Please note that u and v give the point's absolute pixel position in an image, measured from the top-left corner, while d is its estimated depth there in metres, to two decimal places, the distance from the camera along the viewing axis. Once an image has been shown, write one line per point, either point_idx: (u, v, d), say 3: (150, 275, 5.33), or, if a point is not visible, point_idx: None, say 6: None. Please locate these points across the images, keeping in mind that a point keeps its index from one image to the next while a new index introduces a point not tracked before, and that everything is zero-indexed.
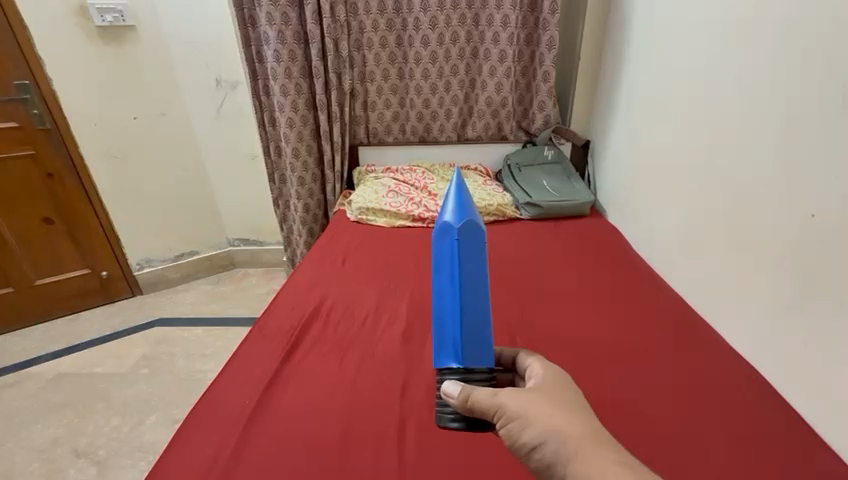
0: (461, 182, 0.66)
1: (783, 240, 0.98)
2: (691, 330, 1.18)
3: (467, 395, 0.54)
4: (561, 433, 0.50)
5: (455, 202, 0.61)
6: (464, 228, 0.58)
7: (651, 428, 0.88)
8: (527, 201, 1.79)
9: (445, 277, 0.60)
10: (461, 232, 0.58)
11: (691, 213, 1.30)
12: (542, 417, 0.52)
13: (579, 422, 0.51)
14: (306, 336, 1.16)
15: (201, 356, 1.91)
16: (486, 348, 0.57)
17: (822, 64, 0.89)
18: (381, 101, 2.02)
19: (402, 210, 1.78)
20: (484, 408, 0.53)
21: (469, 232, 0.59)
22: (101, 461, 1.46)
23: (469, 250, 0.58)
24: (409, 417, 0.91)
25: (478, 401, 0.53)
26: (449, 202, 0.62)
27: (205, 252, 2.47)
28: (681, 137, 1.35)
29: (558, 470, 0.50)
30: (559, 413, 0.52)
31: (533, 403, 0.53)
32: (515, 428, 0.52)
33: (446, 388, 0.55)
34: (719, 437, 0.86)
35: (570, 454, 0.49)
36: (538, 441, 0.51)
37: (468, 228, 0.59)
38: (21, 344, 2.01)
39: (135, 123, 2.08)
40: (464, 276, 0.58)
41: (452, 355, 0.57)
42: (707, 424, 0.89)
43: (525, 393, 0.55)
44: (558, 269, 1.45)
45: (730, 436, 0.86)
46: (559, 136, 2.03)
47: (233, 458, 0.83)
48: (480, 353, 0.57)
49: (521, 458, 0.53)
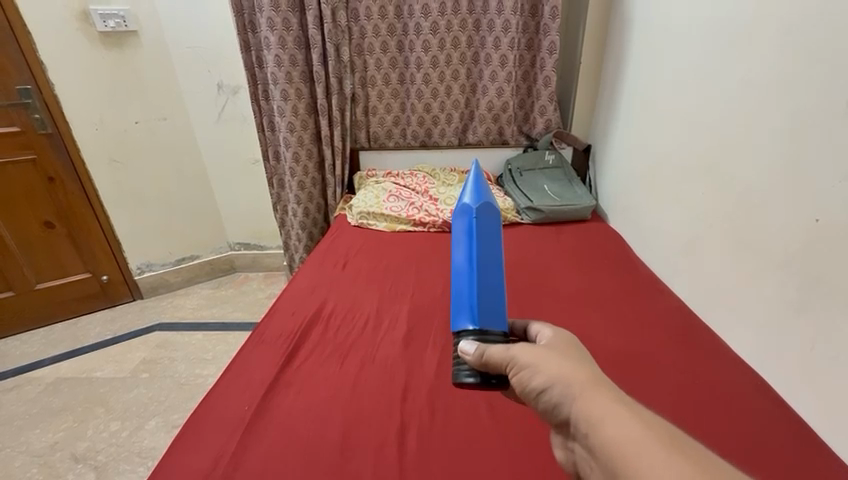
0: (476, 176, 0.75)
1: (788, 244, 0.97)
2: (691, 334, 1.17)
3: (482, 352, 0.53)
4: (566, 377, 0.49)
5: (474, 188, 0.70)
6: (480, 208, 0.66)
7: None
8: (527, 205, 1.79)
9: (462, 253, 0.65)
10: (479, 209, 0.66)
11: (694, 219, 1.29)
12: (550, 363, 0.50)
13: (586, 368, 0.50)
14: (306, 340, 1.15)
15: (201, 361, 1.91)
16: (500, 317, 0.58)
17: (827, 69, 0.88)
18: (382, 106, 2.02)
19: (403, 214, 1.78)
20: (499, 362, 0.51)
21: (486, 211, 0.66)
22: (100, 466, 1.45)
23: (485, 228, 0.65)
24: (410, 421, 0.91)
25: (493, 357, 0.52)
26: (468, 189, 0.71)
27: (205, 256, 2.47)
28: (682, 141, 1.35)
29: (563, 410, 0.48)
30: (566, 361, 0.51)
31: (542, 353, 0.51)
32: (526, 375, 0.50)
33: (463, 347, 0.55)
34: (723, 441, 0.85)
35: (574, 394, 0.47)
36: (545, 385, 0.49)
37: (485, 208, 0.66)
38: (21, 348, 2.00)
39: (136, 128, 2.08)
40: (480, 248, 0.63)
41: (468, 318, 0.58)
42: (711, 428, 0.88)
43: (538, 346, 0.53)
44: (559, 274, 1.44)
45: (734, 439, 0.85)
46: (560, 140, 2.02)
47: (233, 464, 0.82)
48: (495, 318, 0.58)
49: (530, 402, 0.52)
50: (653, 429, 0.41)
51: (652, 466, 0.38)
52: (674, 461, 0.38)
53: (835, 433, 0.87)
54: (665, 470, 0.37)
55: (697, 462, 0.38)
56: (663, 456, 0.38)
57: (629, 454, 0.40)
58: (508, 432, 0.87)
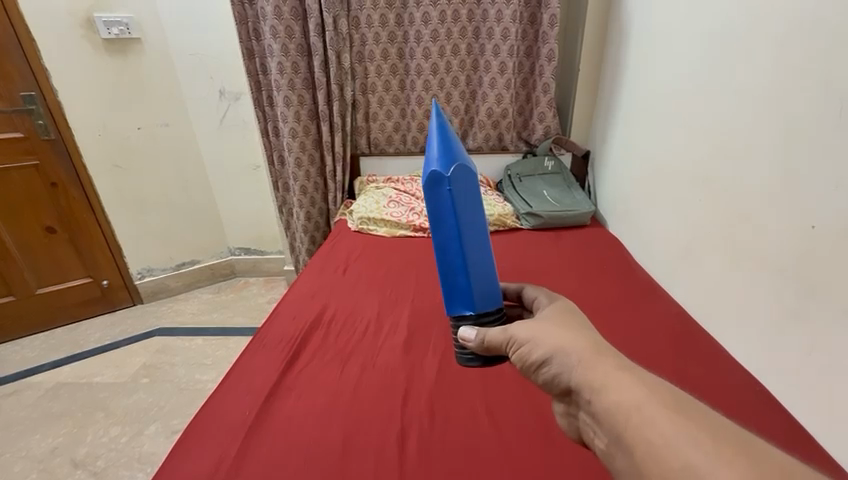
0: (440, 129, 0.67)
1: (783, 251, 0.98)
2: (690, 337, 1.18)
3: (482, 337, 0.61)
4: (565, 348, 0.52)
5: (441, 151, 0.63)
6: (455, 178, 0.61)
7: None
8: (527, 210, 1.80)
9: (447, 234, 0.63)
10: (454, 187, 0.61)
11: (692, 225, 1.30)
12: (548, 336, 0.54)
13: (585, 340, 0.53)
14: (307, 345, 1.16)
15: (200, 366, 1.91)
16: (492, 290, 0.65)
17: (820, 80, 0.90)
18: (383, 112, 2.04)
19: (403, 220, 1.79)
20: (498, 343, 0.59)
21: (460, 178, 0.61)
22: (99, 472, 1.45)
23: (463, 198, 0.62)
24: (410, 428, 0.90)
25: (492, 340, 0.60)
26: (435, 152, 0.64)
27: (206, 261, 2.48)
28: (679, 149, 1.36)
29: (564, 380, 0.51)
30: (566, 333, 0.54)
31: (540, 329, 0.56)
32: (526, 350, 0.55)
33: (463, 333, 0.63)
34: (723, 408, 0.95)
35: (574, 362, 0.50)
36: (545, 356, 0.53)
37: (459, 175, 0.61)
38: (21, 353, 2.01)
39: (138, 133, 2.10)
40: (463, 224, 0.63)
41: (464, 303, 0.64)
42: (712, 393, 0.99)
43: (535, 322, 0.58)
44: (558, 276, 1.47)
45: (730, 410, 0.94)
46: (559, 146, 2.04)
47: (232, 470, 0.82)
48: (489, 294, 0.64)
49: (532, 377, 0.55)
50: (656, 393, 0.44)
51: (656, 426, 0.41)
52: (677, 418, 0.41)
53: (832, 439, 0.87)
54: (670, 430, 0.40)
55: (699, 420, 0.40)
56: (667, 414, 0.41)
57: (634, 415, 0.43)
58: (509, 436, 0.88)
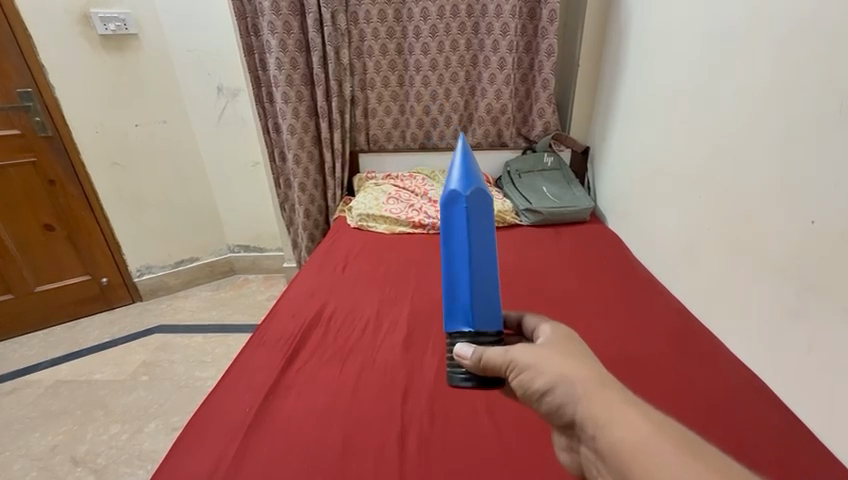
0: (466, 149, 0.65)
1: (782, 249, 0.98)
2: (690, 335, 1.18)
3: (479, 356, 0.56)
4: (570, 377, 0.50)
5: (462, 169, 0.61)
6: (471, 198, 0.59)
7: None
8: (527, 207, 1.79)
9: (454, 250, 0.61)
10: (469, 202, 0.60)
11: (692, 222, 1.30)
12: (552, 363, 0.52)
13: (589, 367, 0.51)
14: (307, 343, 1.16)
15: (200, 363, 1.91)
16: (495, 312, 0.60)
17: (820, 75, 0.90)
18: (382, 109, 2.03)
19: (402, 216, 1.78)
20: (498, 364, 0.54)
21: (476, 199, 0.60)
22: (99, 469, 1.45)
23: (477, 219, 0.61)
24: (410, 428, 0.90)
25: (491, 360, 0.55)
26: (456, 169, 0.62)
27: (205, 258, 2.47)
28: (679, 145, 1.36)
29: (568, 411, 0.49)
30: (570, 361, 0.51)
31: (542, 355, 0.52)
32: (527, 377, 0.52)
33: (459, 350, 0.58)
34: (713, 436, 0.87)
35: (580, 394, 0.48)
36: (548, 385, 0.50)
37: (476, 196, 0.59)
38: (20, 351, 2.00)
39: (136, 131, 2.09)
40: (473, 246, 0.60)
41: (462, 319, 0.60)
42: (701, 417, 0.91)
43: (536, 346, 0.54)
44: (558, 275, 1.46)
45: (725, 422, 0.90)
46: (559, 142, 2.03)
47: (232, 469, 0.82)
48: (490, 315, 0.60)
49: (533, 405, 0.53)
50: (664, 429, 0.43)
51: (666, 468, 0.40)
52: (685, 460, 0.40)
53: (832, 435, 0.87)
54: (678, 471, 0.39)
55: (707, 460, 0.40)
56: (676, 456, 0.41)
57: (640, 455, 0.42)
58: (509, 435, 0.88)
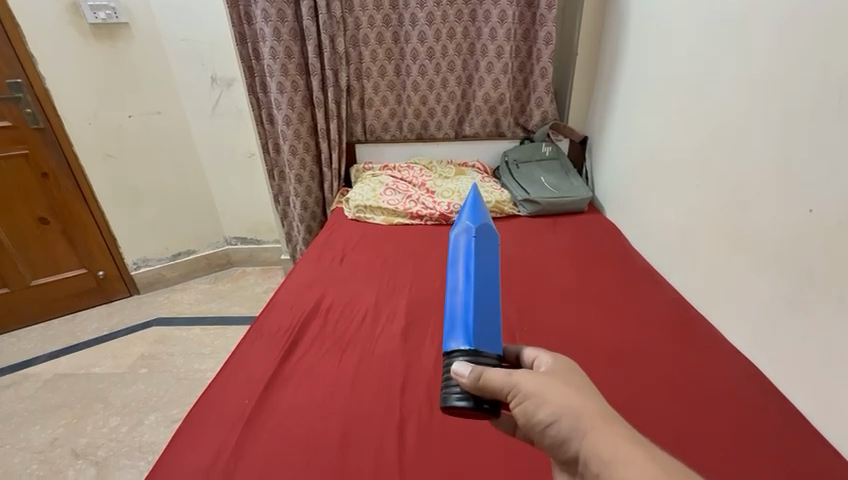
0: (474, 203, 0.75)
1: (780, 240, 0.99)
2: (686, 323, 1.19)
3: (479, 374, 0.48)
4: (575, 410, 0.50)
5: (470, 215, 0.70)
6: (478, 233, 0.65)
7: (653, 410, 0.91)
8: (525, 197, 1.79)
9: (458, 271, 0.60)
10: (476, 234, 0.65)
11: (690, 211, 1.30)
12: (557, 394, 0.51)
13: (593, 401, 0.51)
14: (306, 333, 1.16)
15: (198, 355, 1.91)
16: (496, 335, 0.53)
17: (820, 63, 0.89)
18: (378, 98, 2.01)
19: (400, 208, 1.78)
20: (500, 387, 0.48)
21: (482, 235, 0.65)
22: (100, 461, 1.46)
23: (483, 247, 0.63)
24: (410, 417, 0.91)
25: (490, 381, 0.48)
26: (465, 216, 0.70)
27: (203, 251, 2.46)
28: (678, 133, 1.35)
29: (572, 445, 0.50)
30: (574, 393, 0.52)
31: (547, 383, 0.51)
32: (530, 405, 0.50)
33: (455, 368, 0.49)
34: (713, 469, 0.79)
35: (584, 428, 0.49)
36: (552, 417, 0.50)
37: (483, 233, 0.66)
38: (19, 345, 2.00)
39: (130, 122, 2.06)
40: (478, 268, 0.59)
41: (461, 335, 0.52)
42: (700, 447, 0.83)
43: (540, 373, 0.52)
44: (556, 265, 1.46)
45: (729, 421, 0.89)
46: (557, 132, 2.02)
47: (233, 457, 0.83)
48: (491, 336, 0.53)
49: (536, 435, 0.52)
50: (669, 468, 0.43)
51: None
52: None
53: (828, 423, 0.88)
54: None
55: None
56: None
57: None
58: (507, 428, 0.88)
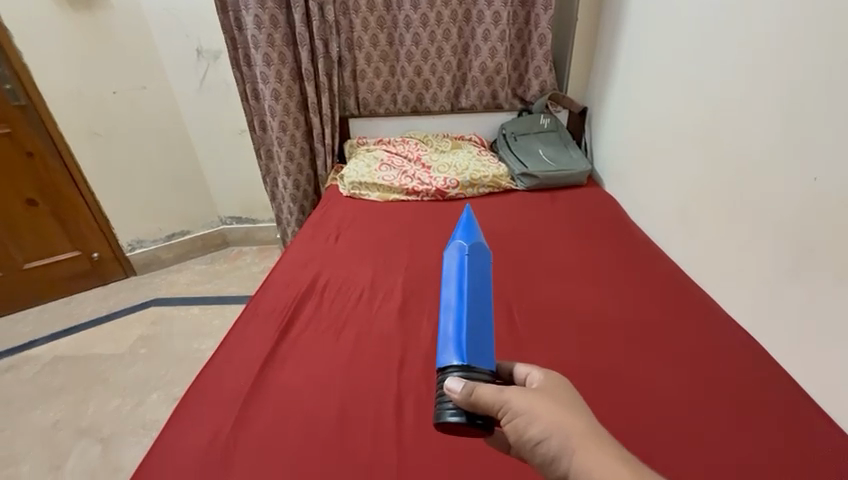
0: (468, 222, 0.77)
1: (783, 210, 0.96)
2: (684, 296, 1.18)
3: (471, 390, 0.48)
4: (566, 428, 0.49)
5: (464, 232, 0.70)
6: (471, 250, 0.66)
7: (649, 387, 0.91)
8: (522, 171, 1.76)
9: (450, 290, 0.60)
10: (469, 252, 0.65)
11: (690, 182, 1.27)
12: (548, 411, 0.49)
13: (584, 418, 0.50)
14: (302, 312, 1.15)
15: (198, 335, 1.91)
16: (488, 349, 0.53)
17: (831, 22, 0.84)
18: (371, 70, 1.93)
19: (396, 183, 1.74)
20: (492, 403, 0.47)
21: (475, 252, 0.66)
22: (105, 440, 1.49)
23: (475, 264, 0.64)
24: (408, 393, 0.91)
25: (484, 397, 0.48)
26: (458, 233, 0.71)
27: (198, 231, 2.43)
28: (679, 103, 1.31)
29: (562, 463, 0.48)
30: (565, 408, 0.50)
31: (537, 399, 0.50)
32: (521, 423, 0.49)
33: (448, 384, 0.49)
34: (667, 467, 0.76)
35: (574, 447, 0.48)
36: (542, 435, 0.49)
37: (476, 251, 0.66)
38: (17, 328, 2.00)
39: (115, 99, 1.99)
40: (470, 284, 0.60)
41: (455, 351, 0.52)
42: (659, 444, 0.80)
43: (532, 389, 0.51)
44: (554, 241, 1.44)
45: (726, 397, 0.89)
46: (556, 103, 1.96)
47: (233, 436, 0.84)
48: (483, 350, 0.53)
49: (526, 453, 0.51)
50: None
51: None
52: None
53: (826, 394, 0.89)
54: None
55: None
56: None
57: None
58: None
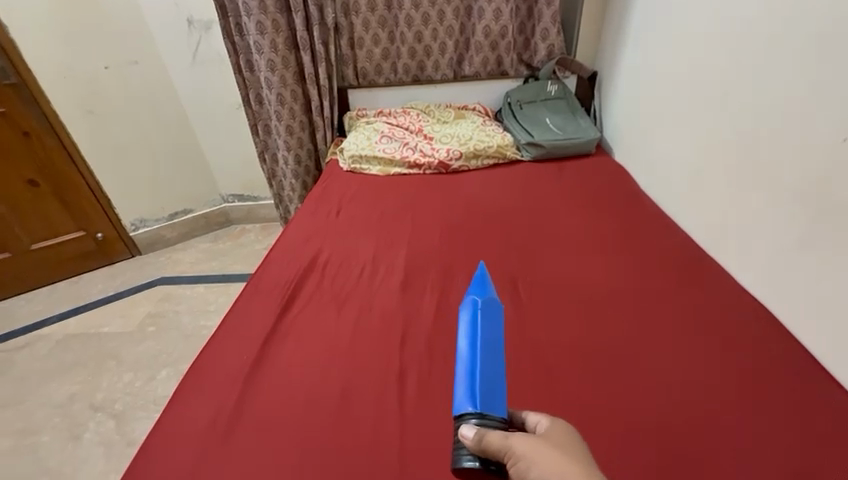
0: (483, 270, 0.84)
1: (808, 172, 0.90)
2: (696, 267, 1.14)
3: (480, 437, 0.54)
4: (561, 471, 0.47)
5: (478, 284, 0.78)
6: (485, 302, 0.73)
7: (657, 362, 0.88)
8: (528, 141, 1.69)
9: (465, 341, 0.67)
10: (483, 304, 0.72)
11: (706, 147, 1.21)
12: (544, 454, 0.50)
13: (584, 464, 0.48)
14: (303, 288, 1.13)
15: (205, 312, 1.93)
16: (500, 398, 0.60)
17: None
18: (369, 37, 1.84)
19: (397, 156, 1.69)
20: (496, 448, 0.52)
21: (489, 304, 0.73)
22: (119, 414, 1.52)
23: (489, 315, 0.71)
24: (410, 369, 0.90)
25: (490, 444, 0.54)
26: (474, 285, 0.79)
27: (200, 209, 2.41)
28: (699, 61, 1.22)
29: None
30: (564, 453, 0.49)
31: (536, 445, 0.51)
32: (522, 467, 0.50)
33: (463, 431, 0.57)
34: (644, 452, 0.73)
35: None
36: None
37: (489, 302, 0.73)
38: (28, 307, 2.03)
39: (106, 74, 1.94)
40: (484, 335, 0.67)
41: (468, 400, 0.59)
42: (666, 419, 0.78)
43: (535, 436, 0.53)
44: (561, 213, 1.39)
45: (735, 376, 0.85)
46: (564, 68, 1.87)
47: (236, 412, 0.83)
48: (495, 398, 0.59)
49: None
50: None
51: None
52: None
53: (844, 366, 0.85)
54: None
55: None
56: None
57: None
58: (509, 383, 0.86)
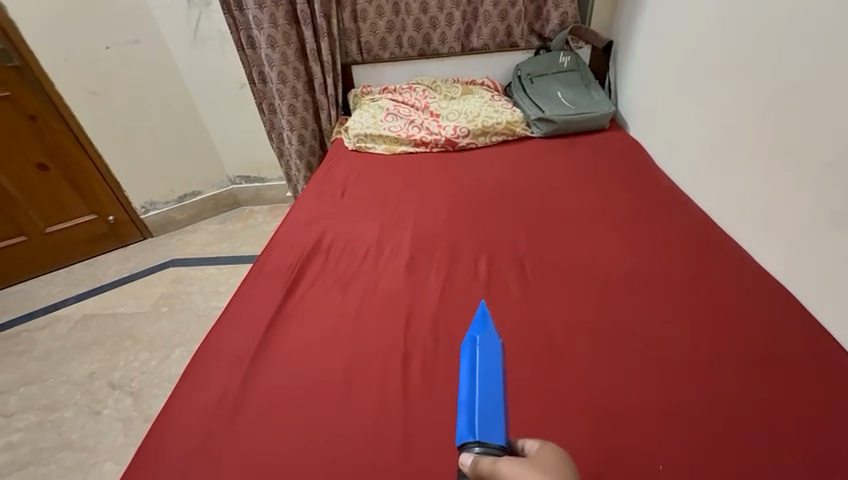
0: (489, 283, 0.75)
1: (835, 144, 0.84)
2: (713, 247, 1.10)
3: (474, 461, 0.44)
4: None
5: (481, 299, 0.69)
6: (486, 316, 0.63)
7: (669, 346, 0.86)
8: (539, 116, 1.63)
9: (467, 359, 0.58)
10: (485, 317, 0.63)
11: (724, 120, 1.14)
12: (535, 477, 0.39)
13: None
14: (307, 271, 1.12)
15: (215, 293, 1.95)
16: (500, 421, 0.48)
17: None
18: (373, 9, 1.77)
19: (403, 134, 1.65)
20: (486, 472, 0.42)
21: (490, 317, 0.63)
22: (135, 392, 1.56)
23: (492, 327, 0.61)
24: (414, 353, 0.89)
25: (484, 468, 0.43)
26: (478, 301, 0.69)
27: (209, 191, 2.41)
28: (718, 26, 1.14)
29: None
30: None
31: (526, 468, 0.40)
32: None
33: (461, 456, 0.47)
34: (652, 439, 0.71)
35: None
36: None
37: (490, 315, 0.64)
38: (47, 289, 2.08)
39: (108, 54, 1.91)
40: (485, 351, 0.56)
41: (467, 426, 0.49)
42: (676, 403, 0.76)
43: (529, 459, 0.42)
44: (571, 191, 1.34)
45: (750, 361, 0.82)
46: (577, 38, 1.78)
47: (240, 395, 0.84)
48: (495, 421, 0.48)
49: None
50: None
51: None
52: None
53: None
54: None
55: None
56: None
57: None
58: (514, 366, 0.85)
